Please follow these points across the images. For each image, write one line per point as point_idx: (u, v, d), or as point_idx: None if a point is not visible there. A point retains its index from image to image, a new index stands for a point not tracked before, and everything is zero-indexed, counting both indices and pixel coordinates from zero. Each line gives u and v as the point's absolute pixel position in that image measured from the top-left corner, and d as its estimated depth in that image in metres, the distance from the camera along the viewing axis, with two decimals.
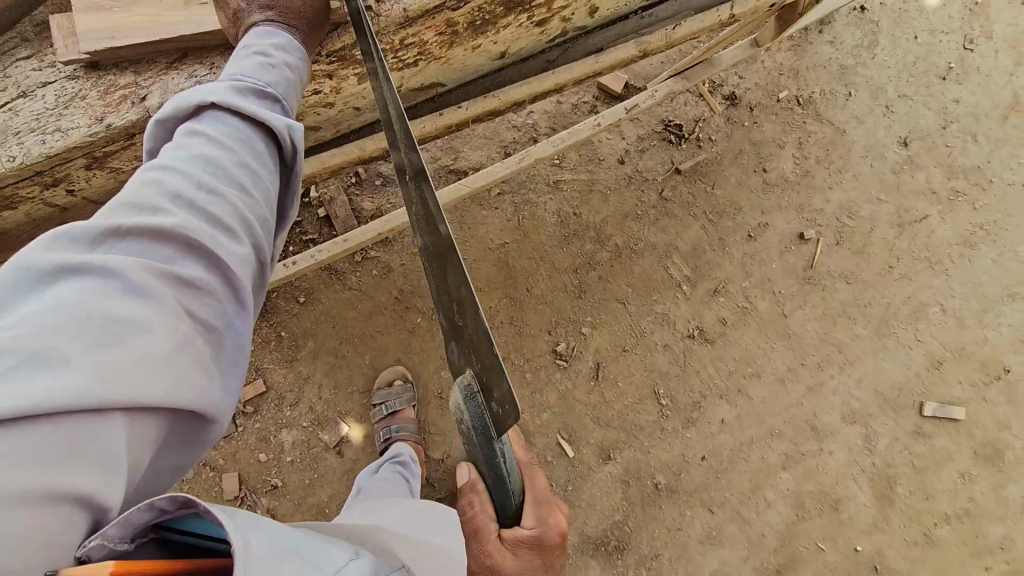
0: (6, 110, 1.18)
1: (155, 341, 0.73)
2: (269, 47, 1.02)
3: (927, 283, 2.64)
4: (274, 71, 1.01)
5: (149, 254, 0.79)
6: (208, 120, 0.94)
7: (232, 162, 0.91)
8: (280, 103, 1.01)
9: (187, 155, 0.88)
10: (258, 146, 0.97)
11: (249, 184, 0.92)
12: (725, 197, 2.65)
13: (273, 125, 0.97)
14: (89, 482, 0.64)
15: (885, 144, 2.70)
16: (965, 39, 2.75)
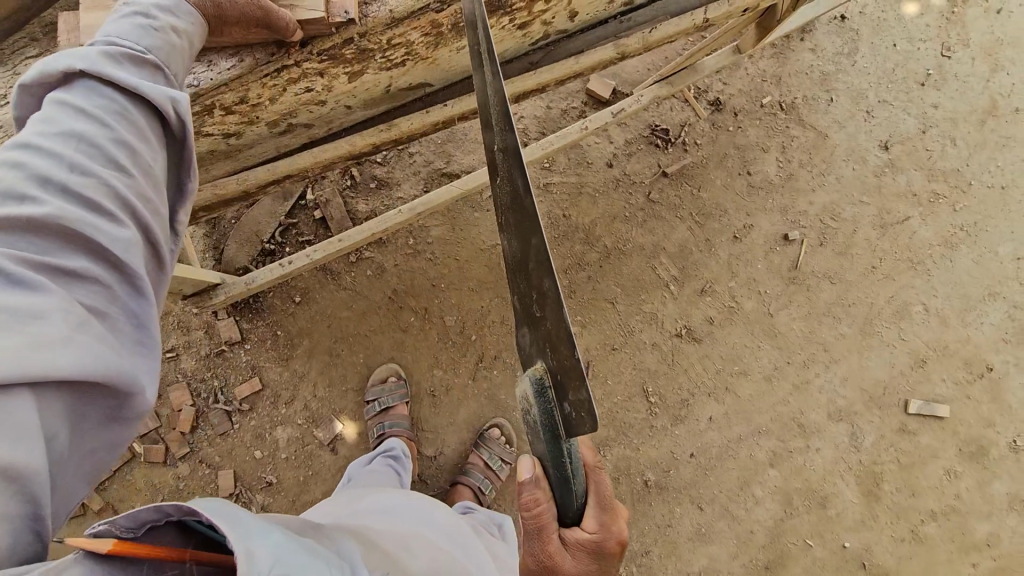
0: None
1: (36, 326, 0.70)
2: (151, 9, 0.97)
3: (909, 283, 2.70)
4: (153, 33, 0.95)
5: (20, 243, 0.75)
6: (79, 93, 0.87)
7: (109, 139, 0.85)
8: (162, 69, 0.96)
9: (58, 134, 0.83)
10: (144, 121, 0.91)
11: (133, 160, 0.87)
12: (710, 199, 2.72)
13: (154, 93, 0.91)
14: (11, 453, 0.65)
15: (866, 148, 2.77)
16: (942, 46, 2.83)
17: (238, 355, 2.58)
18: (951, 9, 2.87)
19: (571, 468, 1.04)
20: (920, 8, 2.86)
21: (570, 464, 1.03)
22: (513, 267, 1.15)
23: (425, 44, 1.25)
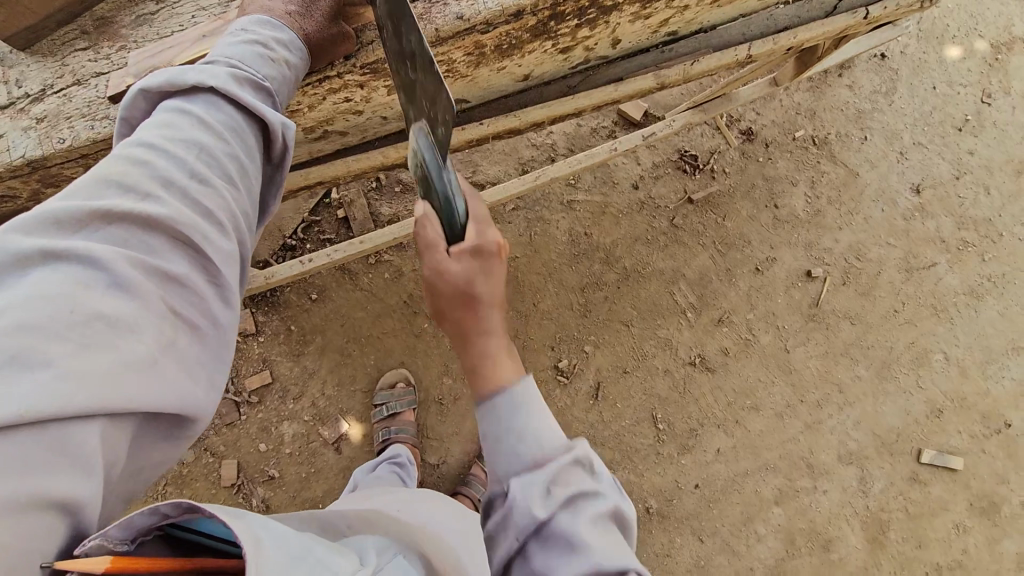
0: (59, 94, 1.11)
1: (140, 341, 0.75)
2: (270, 40, 1.05)
3: (931, 329, 2.65)
4: (273, 65, 1.04)
5: (135, 245, 0.80)
6: (202, 106, 0.95)
7: (225, 156, 0.93)
8: (274, 97, 1.04)
9: (181, 142, 0.90)
10: (251, 139, 0.99)
11: (238, 178, 0.95)
12: (735, 229, 2.70)
13: (269, 119, 1.01)
14: (70, 487, 0.67)
15: (897, 190, 2.73)
16: (982, 93, 2.79)
17: (251, 347, 2.59)
18: (995, 56, 2.82)
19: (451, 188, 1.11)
20: (962, 52, 2.82)
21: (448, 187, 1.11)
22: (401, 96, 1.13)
23: (466, 63, 1.25)
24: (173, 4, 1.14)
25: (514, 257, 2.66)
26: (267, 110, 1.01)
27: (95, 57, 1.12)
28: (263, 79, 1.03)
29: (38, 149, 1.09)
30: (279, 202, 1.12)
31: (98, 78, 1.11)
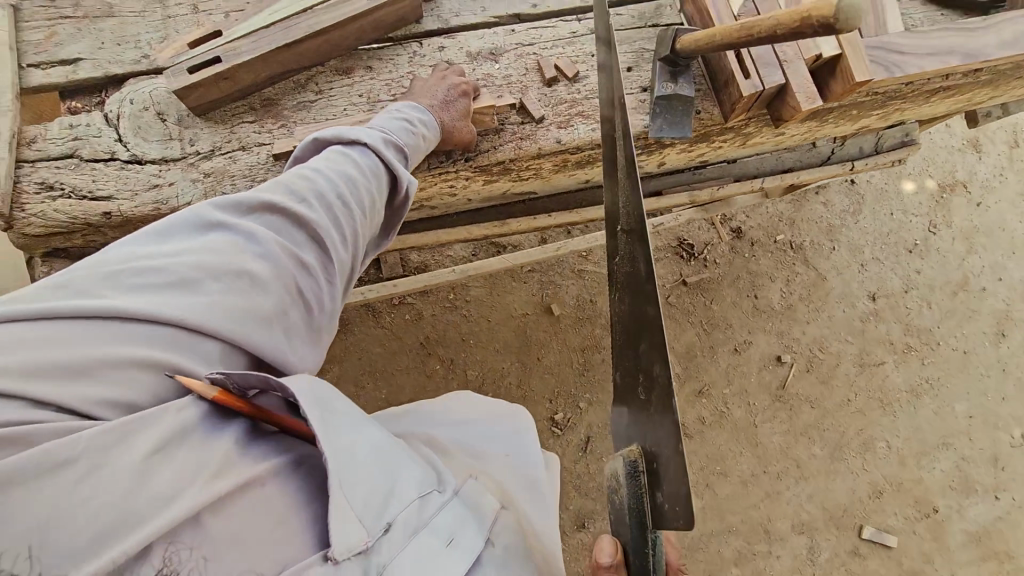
0: (224, 156, 1.34)
1: (266, 303, 0.96)
2: (416, 118, 1.29)
3: (877, 420, 3.04)
4: (413, 134, 1.27)
5: (282, 234, 1.04)
6: (357, 152, 1.21)
7: (358, 184, 1.17)
8: (406, 159, 1.27)
9: (328, 167, 1.15)
10: (383, 181, 1.22)
11: (365, 205, 1.17)
12: (720, 313, 3.06)
13: (398, 172, 1.24)
14: (185, 361, 0.87)
15: (857, 295, 3.16)
16: (930, 223, 3.29)
17: None
18: (941, 193, 3.34)
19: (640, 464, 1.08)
20: (916, 187, 3.33)
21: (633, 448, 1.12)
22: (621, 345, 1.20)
23: (551, 170, 1.53)
24: (329, 96, 1.39)
25: (525, 314, 2.94)
26: (401, 168, 1.25)
27: (259, 130, 1.37)
28: (403, 144, 1.27)
29: (202, 199, 1.32)
30: (389, 241, 1.34)
31: (259, 148, 1.35)
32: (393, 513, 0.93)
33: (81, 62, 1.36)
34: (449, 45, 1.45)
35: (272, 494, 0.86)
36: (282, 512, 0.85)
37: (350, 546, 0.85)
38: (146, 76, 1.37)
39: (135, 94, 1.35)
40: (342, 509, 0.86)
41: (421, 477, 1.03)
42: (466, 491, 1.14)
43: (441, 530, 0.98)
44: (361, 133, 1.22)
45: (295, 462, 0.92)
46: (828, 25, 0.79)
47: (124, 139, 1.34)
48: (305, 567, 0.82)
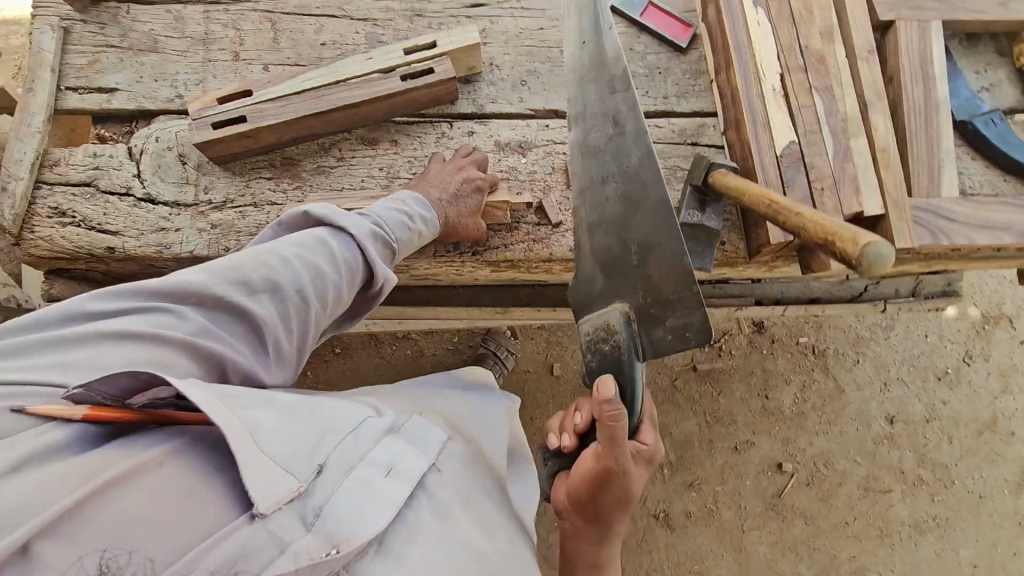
0: (235, 210, 1.33)
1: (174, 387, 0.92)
2: (417, 215, 1.26)
3: (872, 550, 2.87)
4: (408, 232, 1.24)
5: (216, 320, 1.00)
6: (339, 242, 1.16)
7: (328, 278, 1.11)
8: (390, 255, 1.23)
9: (300, 254, 1.09)
10: (359, 276, 1.18)
11: (330, 300, 1.13)
12: (726, 407, 2.94)
13: (377, 270, 1.19)
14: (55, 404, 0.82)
15: (874, 415, 3.00)
16: (966, 352, 3.10)
17: None
18: (984, 323, 3.14)
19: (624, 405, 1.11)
20: (957, 313, 3.14)
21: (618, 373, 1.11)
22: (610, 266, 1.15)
23: (562, 271, 1.47)
24: (349, 165, 1.38)
25: (526, 372, 2.89)
26: (381, 266, 1.20)
27: (274, 188, 1.35)
28: (394, 239, 1.23)
29: (205, 250, 1.31)
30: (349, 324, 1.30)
31: (271, 207, 1.34)
32: (322, 459, 0.95)
33: (116, 92, 1.37)
34: (479, 132, 1.42)
35: (171, 470, 0.82)
36: (189, 480, 0.83)
37: (275, 497, 0.85)
38: (176, 116, 1.38)
39: (163, 132, 1.36)
40: (259, 459, 0.86)
41: (347, 427, 1.03)
42: (408, 430, 1.13)
43: (379, 463, 1.00)
44: (352, 223, 1.17)
45: (198, 432, 0.89)
46: (843, 257, 0.74)
47: (143, 177, 1.34)
48: (228, 531, 0.80)
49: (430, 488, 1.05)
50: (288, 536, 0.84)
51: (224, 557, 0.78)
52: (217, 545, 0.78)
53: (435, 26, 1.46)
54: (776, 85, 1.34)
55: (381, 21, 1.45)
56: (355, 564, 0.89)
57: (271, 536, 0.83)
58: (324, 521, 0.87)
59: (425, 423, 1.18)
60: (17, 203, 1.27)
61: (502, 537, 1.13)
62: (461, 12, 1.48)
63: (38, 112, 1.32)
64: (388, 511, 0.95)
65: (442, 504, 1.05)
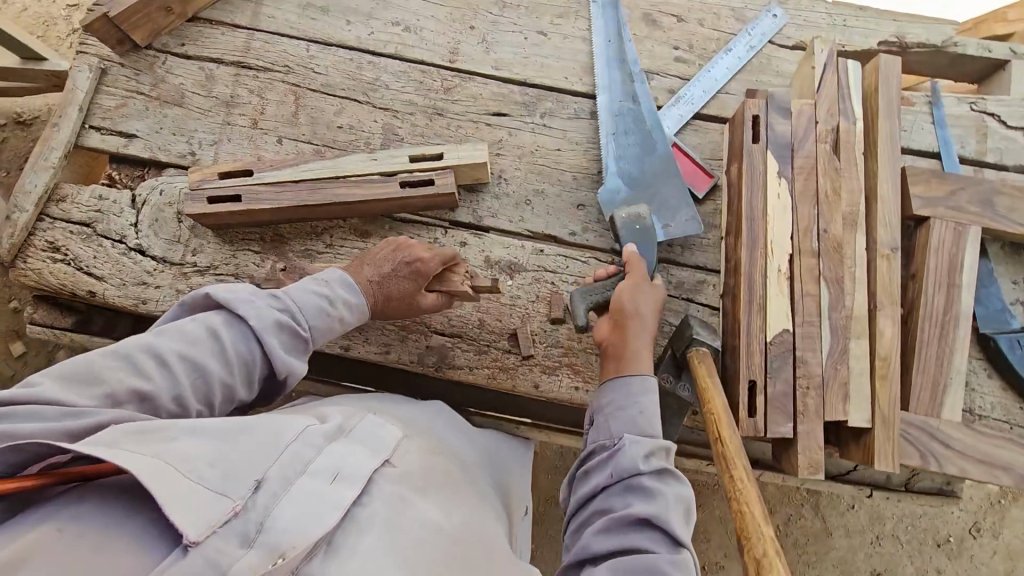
0: (216, 279, 1.35)
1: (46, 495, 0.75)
2: (340, 299, 1.14)
3: None
4: (326, 319, 1.11)
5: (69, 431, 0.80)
6: (233, 334, 0.99)
7: (216, 378, 0.95)
8: (304, 343, 1.08)
9: (179, 352, 0.92)
10: (257, 370, 1.01)
11: (216, 400, 0.96)
12: (701, 522, 2.78)
13: (284, 364, 1.03)
14: None
15: (855, 567, 2.65)
16: (976, 522, 2.68)
17: None
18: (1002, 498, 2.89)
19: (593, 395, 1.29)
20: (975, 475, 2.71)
21: None
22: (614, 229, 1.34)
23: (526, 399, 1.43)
24: (336, 254, 1.37)
25: None
26: (289, 358, 1.04)
27: (259, 263, 1.36)
28: (307, 326, 1.08)
29: None
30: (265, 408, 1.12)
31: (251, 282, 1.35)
32: (262, 470, 0.82)
33: (134, 139, 1.41)
34: (472, 244, 1.40)
35: (74, 537, 0.68)
36: (101, 537, 0.69)
37: (208, 522, 0.73)
38: (184, 172, 1.41)
39: (167, 187, 1.39)
40: (192, 491, 0.74)
41: (288, 427, 0.91)
42: (356, 430, 1.01)
43: (323, 469, 0.87)
44: (251, 312, 1.01)
45: (102, 483, 0.75)
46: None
47: (137, 227, 1.36)
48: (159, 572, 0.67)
49: (385, 486, 0.94)
50: (230, 560, 0.72)
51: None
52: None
53: (453, 128, 1.45)
54: (782, 266, 1.27)
55: (401, 114, 1.45)
56: (308, 566, 0.77)
57: (212, 558, 0.71)
58: (269, 531, 0.77)
59: (379, 420, 1.07)
60: (16, 234, 1.31)
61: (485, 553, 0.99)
62: (482, 118, 1.46)
63: (57, 147, 1.37)
64: (335, 511, 0.83)
65: (399, 499, 0.93)
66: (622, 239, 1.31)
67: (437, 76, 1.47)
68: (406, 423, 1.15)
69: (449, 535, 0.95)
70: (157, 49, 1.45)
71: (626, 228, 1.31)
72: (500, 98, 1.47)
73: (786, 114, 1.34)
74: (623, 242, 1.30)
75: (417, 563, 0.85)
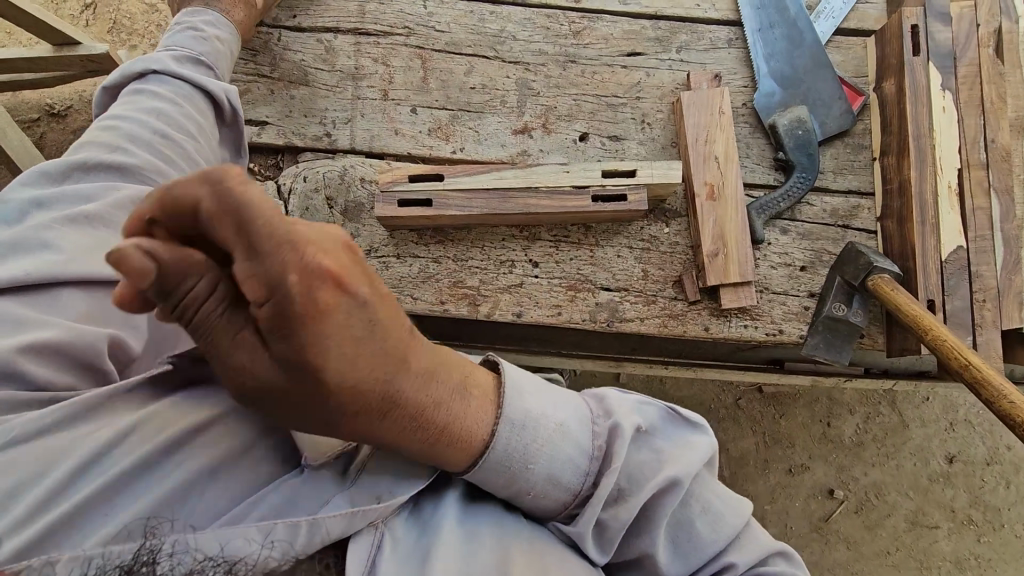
0: (378, 259, 1.34)
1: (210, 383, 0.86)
2: (201, 24, 1.25)
3: None
4: (205, 41, 1.23)
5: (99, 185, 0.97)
6: (155, 82, 1.15)
7: (178, 112, 1.11)
8: (212, 69, 1.23)
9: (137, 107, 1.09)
10: (199, 103, 1.17)
11: (193, 130, 1.12)
12: (786, 429, 2.58)
13: (207, 85, 1.17)
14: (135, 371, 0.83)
15: (932, 452, 2.60)
16: None
17: None
18: None
19: (757, 315, 1.36)
20: None
21: (781, 204, 1.35)
22: (771, 132, 1.37)
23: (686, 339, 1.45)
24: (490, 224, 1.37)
25: None
26: (208, 81, 1.17)
27: (417, 240, 1.36)
28: (200, 54, 1.21)
29: None
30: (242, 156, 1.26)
31: (415, 261, 1.35)
32: None
33: (266, 126, 1.36)
34: None
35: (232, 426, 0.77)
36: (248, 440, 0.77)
37: (324, 449, 0.80)
38: (323, 155, 1.37)
39: (310, 173, 1.34)
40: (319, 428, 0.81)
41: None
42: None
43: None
44: (152, 62, 1.15)
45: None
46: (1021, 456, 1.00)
47: (291, 218, 1.34)
48: (277, 485, 0.74)
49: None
50: (333, 492, 0.75)
51: (272, 508, 0.71)
52: (264, 498, 0.72)
53: (589, 75, 1.40)
54: (952, 182, 1.28)
55: (532, 66, 1.39)
56: (393, 522, 0.78)
57: (316, 487, 0.75)
58: (368, 479, 0.77)
59: None
60: None
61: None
62: (616, 60, 1.41)
63: None
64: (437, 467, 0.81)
65: None
66: (788, 147, 1.35)
67: (563, 21, 1.41)
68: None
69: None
70: (270, 27, 1.38)
71: (789, 135, 1.35)
72: (632, 35, 1.42)
73: (945, 20, 1.31)
74: (789, 150, 1.35)
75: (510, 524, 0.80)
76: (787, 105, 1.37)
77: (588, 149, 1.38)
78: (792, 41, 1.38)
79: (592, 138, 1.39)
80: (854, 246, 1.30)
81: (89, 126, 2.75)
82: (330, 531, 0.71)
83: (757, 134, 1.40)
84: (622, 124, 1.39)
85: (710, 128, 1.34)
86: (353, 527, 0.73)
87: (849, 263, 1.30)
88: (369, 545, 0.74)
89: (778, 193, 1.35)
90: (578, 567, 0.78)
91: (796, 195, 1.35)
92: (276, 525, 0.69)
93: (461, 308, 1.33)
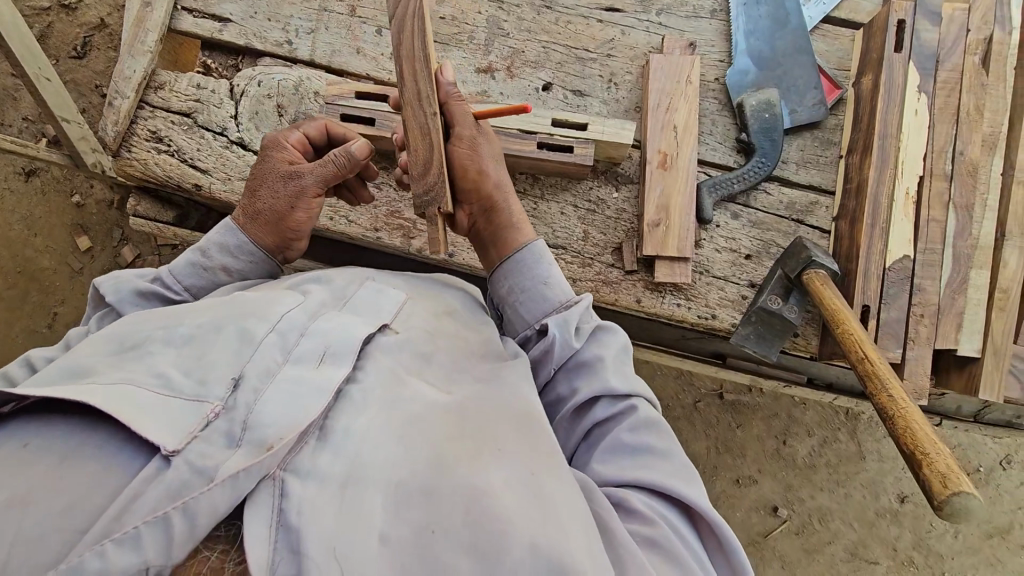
0: None
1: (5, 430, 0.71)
2: (213, 246, 1.02)
3: None
4: (202, 274, 1.01)
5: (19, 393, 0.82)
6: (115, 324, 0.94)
7: None
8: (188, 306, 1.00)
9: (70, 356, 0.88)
10: None
11: None
12: (739, 439, 2.54)
13: None
14: None
15: (884, 488, 2.53)
16: None
17: None
18: None
19: (691, 295, 1.32)
20: None
21: (737, 185, 1.31)
22: (739, 111, 1.33)
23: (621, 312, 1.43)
24: None
25: None
26: None
27: None
28: (183, 287, 1.00)
29: None
30: None
31: None
32: (239, 368, 0.72)
33: (228, 24, 1.34)
34: None
35: (37, 452, 0.63)
36: (64, 449, 0.64)
37: (186, 430, 0.65)
38: (281, 63, 1.35)
39: (265, 78, 1.32)
40: (169, 407, 0.67)
41: (261, 320, 0.79)
42: (351, 301, 0.92)
43: (307, 353, 0.77)
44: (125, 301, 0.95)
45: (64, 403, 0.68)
46: (925, 480, 0.79)
47: (238, 119, 1.32)
48: (142, 482, 0.61)
49: (384, 358, 0.83)
50: (215, 461, 0.63)
51: (150, 510, 0.58)
52: (132, 506, 0.59)
53: (562, 24, 1.36)
54: (910, 188, 1.23)
55: (507, 5, 1.36)
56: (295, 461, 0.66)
57: (193, 465, 0.62)
58: (255, 425, 0.67)
59: (376, 287, 0.97)
60: (120, 121, 1.28)
61: (502, 408, 0.81)
62: (593, 14, 1.36)
63: (152, 30, 1.30)
64: (325, 399, 0.72)
65: (395, 376, 0.82)
66: (752, 128, 1.30)
67: None
68: (412, 289, 1.04)
69: (457, 401, 0.82)
70: None
71: (755, 116, 1.30)
72: None
73: (934, 20, 1.25)
74: (752, 132, 1.30)
75: (417, 430, 0.74)
76: (763, 85, 1.32)
77: (550, 100, 1.35)
78: (776, 21, 1.32)
79: (555, 90, 1.35)
80: (800, 242, 1.25)
81: (97, 23, 2.75)
82: (217, 507, 0.60)
83: (725, 112, 1.35)
84: (588, 80, 1.35)
85: (674, 96, 1.29)
86: (243, 491, 0.61)
87: (791, 260, 1.25)
88: (269, 499, 0.62)
89: (737, 172, 1.31)
90: (515, 455, 0.74)
91: (755, 178, 1.30)
92: (142, 527, 0.57)
93: (393, 239, 1.32)
